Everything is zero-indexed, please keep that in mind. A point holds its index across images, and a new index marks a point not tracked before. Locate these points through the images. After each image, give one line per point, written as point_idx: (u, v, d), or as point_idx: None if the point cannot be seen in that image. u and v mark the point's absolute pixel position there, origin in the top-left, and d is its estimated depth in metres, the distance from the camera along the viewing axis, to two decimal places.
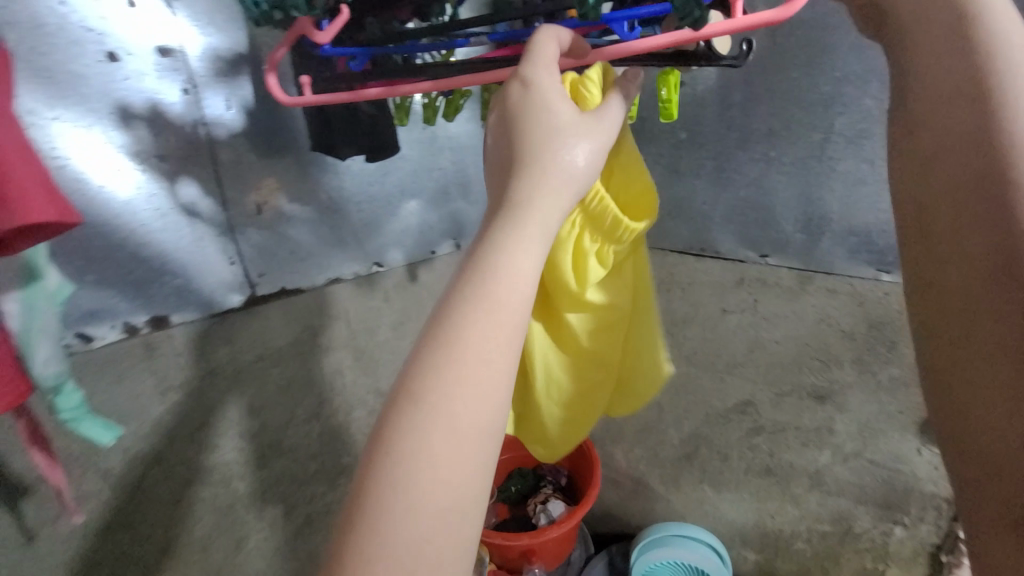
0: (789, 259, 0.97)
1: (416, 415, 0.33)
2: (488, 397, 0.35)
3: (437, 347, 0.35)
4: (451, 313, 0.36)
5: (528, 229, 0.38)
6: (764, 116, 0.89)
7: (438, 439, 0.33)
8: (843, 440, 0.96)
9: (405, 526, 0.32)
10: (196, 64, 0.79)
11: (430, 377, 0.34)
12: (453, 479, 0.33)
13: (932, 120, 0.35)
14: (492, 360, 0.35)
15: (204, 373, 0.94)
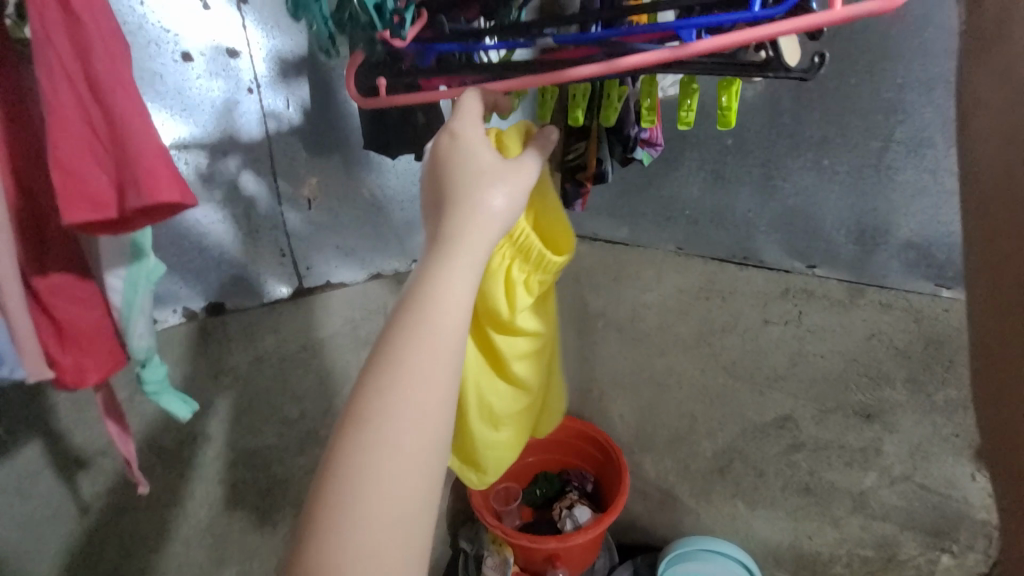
0: (839, 270, 0.93)
1: (355, 449, 0.36)
2: (422, 426, 0.37)
3: (370, 385, 0.37)
4: (383, 350, 0.38)
5: (456, 265, 0.40)
6: (818, 123, 0.87)
7: (378, 460, 0.36)
8: (891, 462, 0.92)
9: (355, 537, 0.34)
10: (262, 67, 0.84)
11: (365, 415, 0.37)
12: (395, 504, 0.35)
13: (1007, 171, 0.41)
14: (424, 391, 0.37)
15: (252, 360, 0.97)
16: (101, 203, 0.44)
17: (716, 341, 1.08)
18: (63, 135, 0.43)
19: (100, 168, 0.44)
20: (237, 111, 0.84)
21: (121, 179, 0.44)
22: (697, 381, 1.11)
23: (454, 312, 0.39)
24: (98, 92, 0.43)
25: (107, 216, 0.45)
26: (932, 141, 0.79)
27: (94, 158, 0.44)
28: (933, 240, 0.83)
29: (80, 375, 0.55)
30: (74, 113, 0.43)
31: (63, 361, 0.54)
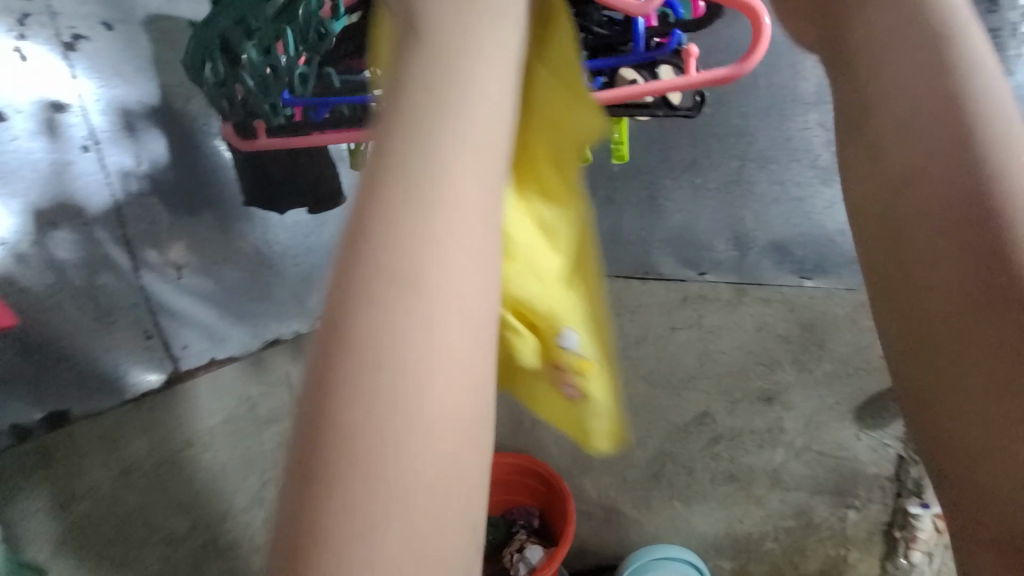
0: (725, 274, 1.08)
1: (353, 411, 0.20)
2: (472, 325, 0.21)
3: (369, 273, 0.21)
4: (378, 209, 0.22)
5: (476, 68, 0.25)
6: (686, 147, 0.98)
7: (419, 328, 0.20)
8: (793, 436, 1.04)
9: (402, 464, 0.19)
10: (98, 119, 0.71)
11: (367, 324, 0.20)
12: (460, 406, 0.21)
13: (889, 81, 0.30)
14: (464, 272, 0.22)
15: (119, 474, 0.80)
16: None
17: (633, 353, 1.13)
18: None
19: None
20: (71, 175, 0.70)
21: None
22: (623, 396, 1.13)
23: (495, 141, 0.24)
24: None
25: None
26: (775, 157, 0.94)
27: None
28: (790, 238, 1.00)
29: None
30: None
31: None
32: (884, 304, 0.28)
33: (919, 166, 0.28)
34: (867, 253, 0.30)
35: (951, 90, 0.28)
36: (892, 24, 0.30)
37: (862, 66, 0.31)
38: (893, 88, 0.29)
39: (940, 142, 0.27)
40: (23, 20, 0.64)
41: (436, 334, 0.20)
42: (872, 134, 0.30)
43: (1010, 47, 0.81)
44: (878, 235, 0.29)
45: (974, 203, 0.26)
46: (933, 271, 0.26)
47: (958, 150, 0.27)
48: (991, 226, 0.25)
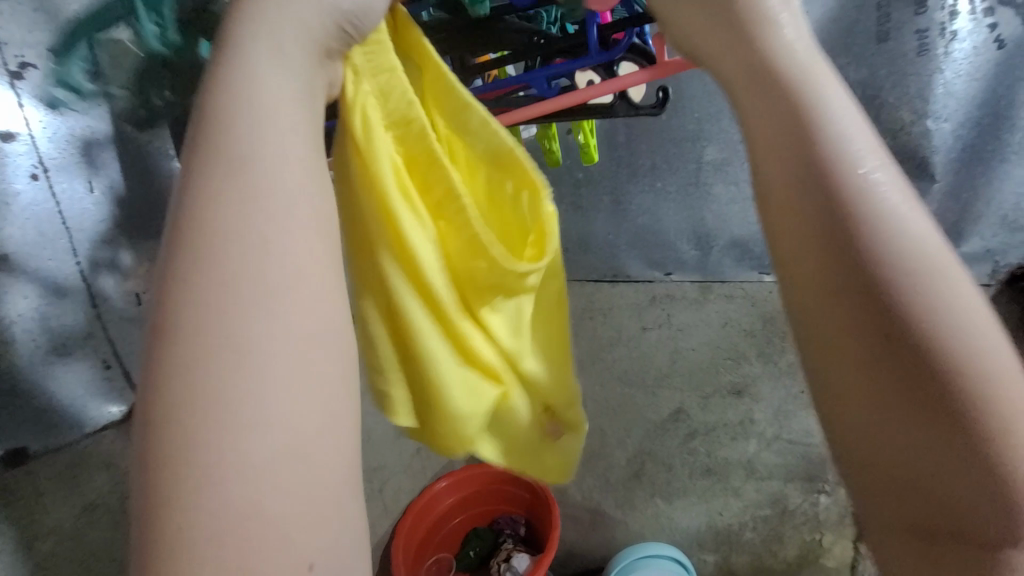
0: (690, 273, 1.14)
1: (172, 453, 0.24)
2: (292, 361, 0.26)
3: (185, 337, 0.25)
4: (191, 277, 0.26)
5: (272, 141, 0.30)
6: (646, 153, 1.02)
7: (234, 374, 0.25)
8: (763, 427, 1.08)
9: (221, 485, 0.23)
10: (44, 146, 0.69)
11: (186, 380, 0.25)
12: (278, 431, 0.25)
13: (762, 124, 0.33)
14: (275, 323, 0.27)
15: (82, 510, 0.79)
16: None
17: (608, 355, 1.15)
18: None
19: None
20: (21, 207, 0.68)
21: None
22: (599, 396, 1.15)
23: (298, 199, 0.30)
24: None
25: None
26: (730, 159, 0.99)
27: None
28: (749, 238, 1.09)
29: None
30: None
31: None
32: (808, 345, 0.31)
33: (811, 209, 0.30)
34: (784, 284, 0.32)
35: (817, 139, 0.31)
36: (759, 72, 0.33)
37: (746, 99, 0.34)
38: (775, 126, 0.32)
39: (825, 185, 0.30)
40: None
41: (253, 379, 0.25)
42: (770, 166, 0.32)
43: (936, 47, 0.86)
44: (789, 270, 0.31)
45: (847, 237, 0.29)
46: (850, 299, 0.29)
47: (828, 189, 0.30)
48: (869, 257, 0.29)
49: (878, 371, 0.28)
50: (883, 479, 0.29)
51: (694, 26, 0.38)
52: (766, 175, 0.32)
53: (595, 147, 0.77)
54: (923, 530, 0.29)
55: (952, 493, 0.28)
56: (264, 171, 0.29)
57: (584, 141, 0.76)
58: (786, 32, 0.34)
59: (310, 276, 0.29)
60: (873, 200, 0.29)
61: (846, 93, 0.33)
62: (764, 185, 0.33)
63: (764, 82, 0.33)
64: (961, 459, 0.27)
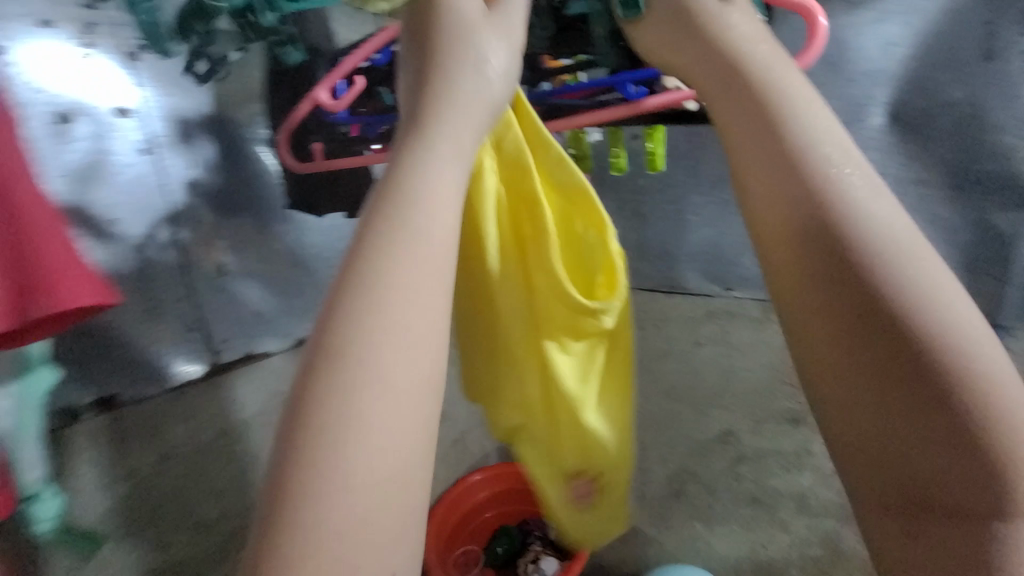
0: (751, 290, 1.08)
1: (314, 464, 0.28)
2: (419, 406, 0.30)
3: (331, 371, 0.29)
4: (341, 326, 0.30)
5: (419, 211, 0.33)
6: (715, 164, 0.99)
7: (367, 402, 0.29)
8: (821, 459, 1.02)
9: (344, 498, 0.28)
10: (157, 125, 0.77)
11: (327, 404, 0.29)
12: (389, 457, 0.29)
13: (757, 178, 0.36)
14: (402, 357, 0.30)
15: (155, 459, 0.81)
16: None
17: (657, 367, 1.12)
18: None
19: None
20: (129, 174, 0.75)
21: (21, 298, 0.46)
22: (643, 408, 1.12)
23: (434, 267, 0.33)
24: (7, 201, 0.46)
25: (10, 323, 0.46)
26: None
27: (20, 281, 0.46)
28: None
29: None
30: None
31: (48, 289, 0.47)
32: (817, 391, 0.32)
33: (801, 217, 0.34)
34: (795, 332, 0.34)
35: (819, 190, 0.34)
36: (755, 121, 0.37)
37: (740, 159, 0.38)
38: (751, 150, 0.37)
39: (827, 235, 0.32)
40: (91, 29, 0.70)
41: (375, 405, 0.29)
42: (755, 182, 0.36)
43: None
44: (782, 287, 0.34)
45: (858, 282, 0.31)
46: (871, 351, 0.30)
47: (840, 241, 0.32)
48: (876, 292, 0.30)
49: (874, 372, 0.30)
50: (905, 523, 0.29)
51: (700, 78, 0.43)
52: (760, 218, 0.36)
53: (661, 156, 0.75)
54: (909, 504, 0.29)
55: (938, 467, 0.28)
56: (408, 215, 0.33)
57: (653, 147, 0.73)
58: (785, 82, 0.38)
59: (428, 311, 0.32)
60: (839, 197, 0.33)
61: (819, 106, 0.37)
62: (750, 201, 0.37)
63: (764, 138, 0.37)
64: (984, 507, 0.27)
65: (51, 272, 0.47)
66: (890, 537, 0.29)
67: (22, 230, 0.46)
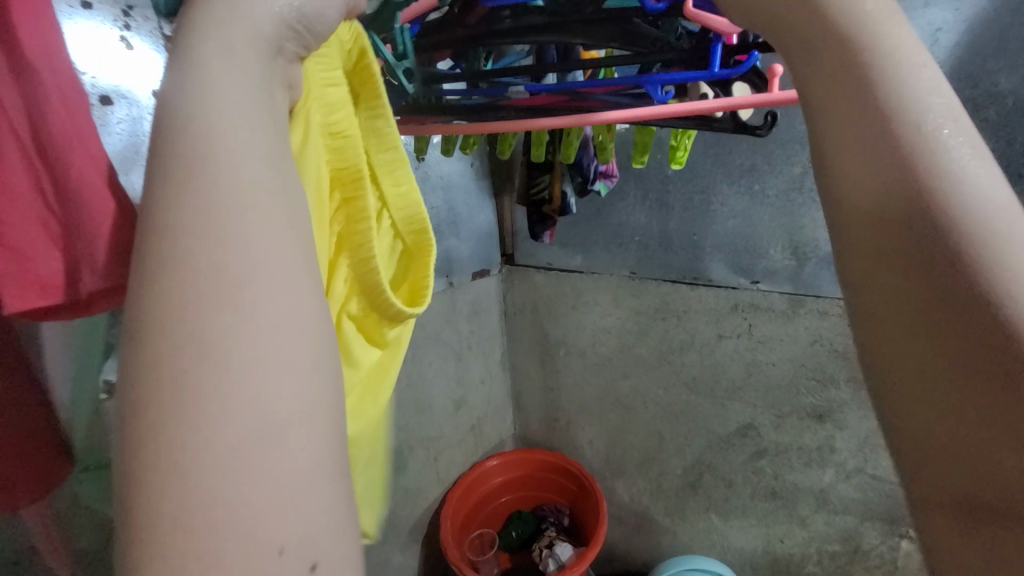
0: (779, 283, 1.00)
1: (154, 506, 0.21)
2: (276, 396, 0.23)
3: (146, 391, 0.22)
4: (164, 283, 0.24)
5: (236, 134, 0.28)
6: (745, 153, 0.95)
7: (214, 407, 0.22)
8: (844, 457, 1.01)
9: (204, 533, 0.20)
10: None
11: (160, 367, 0.22)
12: (264, 462, 0.22)
13: (848, 168, 0.32)
14: (253, 343, 0.23)
15: None
16: (47, 286, 0.33)
17: (676, 358, 1.14)
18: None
19: (53, 243, 0.33)
20: None
21: (75, 255, 0.33)
22: (662, 399, 1.17)
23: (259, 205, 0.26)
24: (46, 124, 0.32)
25: (57, 303, 0.33)
26: None
27: (78, 246, 0.33)
28: None
29: (11, 495, 0.45)
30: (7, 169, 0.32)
31: (97, 266, 0.34)
32: (887, 411, 0.31)
33: (882, 196, 0.31)
34: (867, 343, 0.31)
35: (919, 179, 0.30)
36: (856, 101, 0.32)
37: (830, 149, 0.33)
38: (835, 109, 0.33)
39: (927, 235, 0.29)
40: (129, 12, 0.69)
41: (230, 405, 0.22)
42: (833, 147, 0.33)
43: None
44: (852, 268, 0.32)
45: (956, 287, 0.28)
46: (949, 368, 0.28)
47: (942, 245, 0.29)
48: (967, 298, 0.28)
49: (952, 374, 0.28)
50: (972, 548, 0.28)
51: (788, 48, 0.36)
52: (847, 207, 0.32)
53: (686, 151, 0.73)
54: (963, 501, 0.28)
55: (1014, 465, 0.26)
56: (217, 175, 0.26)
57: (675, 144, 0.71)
58: (895, 47, 0.32)
59: (274, 282, 0.25)
60: (942, 166, 0.30)
61: (920, 56, 0.33)
62: (838, 190, 0.32)
63: (864, 120, 0.32)
64: None
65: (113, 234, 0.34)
66: (943, 542, 0.29)
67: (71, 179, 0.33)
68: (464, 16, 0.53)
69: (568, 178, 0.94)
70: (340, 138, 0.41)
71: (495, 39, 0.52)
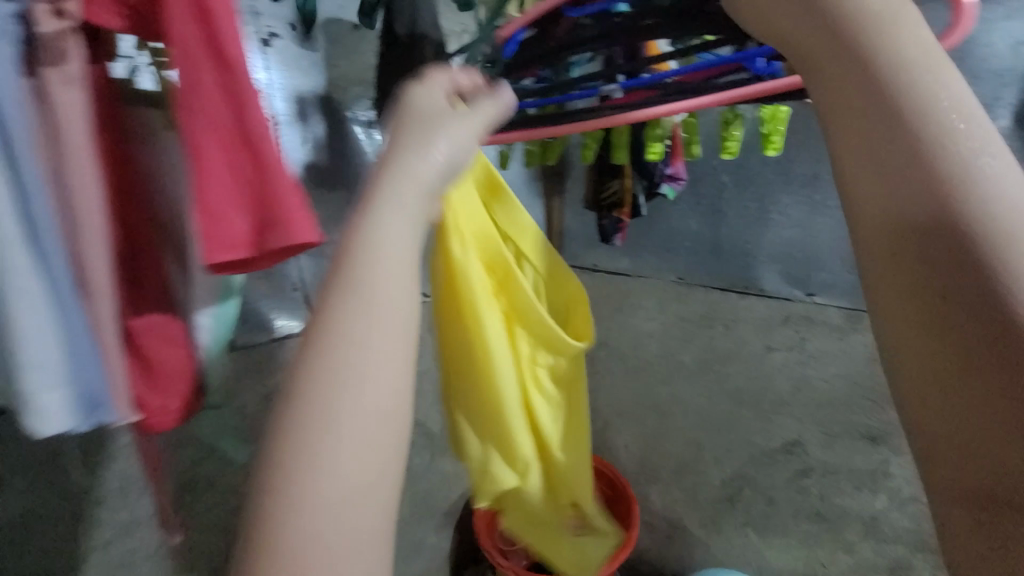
0: (835, 296, 1.02)
1: (254, 572, 0.27)
2: (357, 511, 0.28)
3: (275, 467, 0.28)
4: (302, 387, 0.29)
5: (377, 277, 0.31)
6: (808, 161, 0.93)
7: (310, 513, 0.27)
8: (900, 483, 0.99)
9: None
10: (280, 104, 0.85)
11: (287, 464, 0.28)
12: (337, 563, 0.27)
13: (867, 189, 0.30)
14: (349, 467, 0.28)
15: (260, 398, 0.90)
16: (237, 243, 0.44)
17: (721, 368, 1.12)
18: (208, 170, 0.43)
19: (243, 212, 0.44)
20: None
21: (261, 221, 0.45)
22: (704, 408, 1.15)
23: (383, 345, 0.30)
24: (244, 122, 0.43)
25: (242, 255, 0.45)
26: None
27: (261, 215, 0.45)
28: None
29: (165, 417, 0.54)
30: (219, 154, 0.43)
31: (271, 235, 0.45)
32: (911, 420, 0.30)
33: (902, 202, 0.29)
34: (893, 364, 0.30)
35: (949, 198, 0.28)
36: (873, 113, 0.30)
37: (849, 168, 0.31)
38: (852, 115, 0.31)
39: (958, 256, 0.28)
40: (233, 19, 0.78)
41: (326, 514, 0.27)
42: (858, 173, 0.31)
43: None
44: (879, 296, 0.30)
45: (997, 307, 0.27)
46: (976, 390, 0.27)
47: (974, 266, 0.27)
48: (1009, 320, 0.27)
49: (977, 372, 0.27)
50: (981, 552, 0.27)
51: (802, 42, 0.34)
52: (867, 232, 0.31)
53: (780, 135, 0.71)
54: (981, 498, 0.27)
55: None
56: (361, 313, 0.30)
57: (767, 129, 0.70)
58: (908, 47, 0.30)
59: (379, 421, 0.29)
60: (965, 167, 0.28)
61: (934, 53, 0.30)
62: (859, 210, 0.31)
63: (881, 134, 0.30)
64: None
65: (284, 208, 0.45)
66: (966, 544, 0.28)
67: (262, 166, 0.44)
68: (550, 29, 0.56)
69: (636, 181, 0.98)
70: (499, 246, 0.64)
71: (580, 47, 0.54)
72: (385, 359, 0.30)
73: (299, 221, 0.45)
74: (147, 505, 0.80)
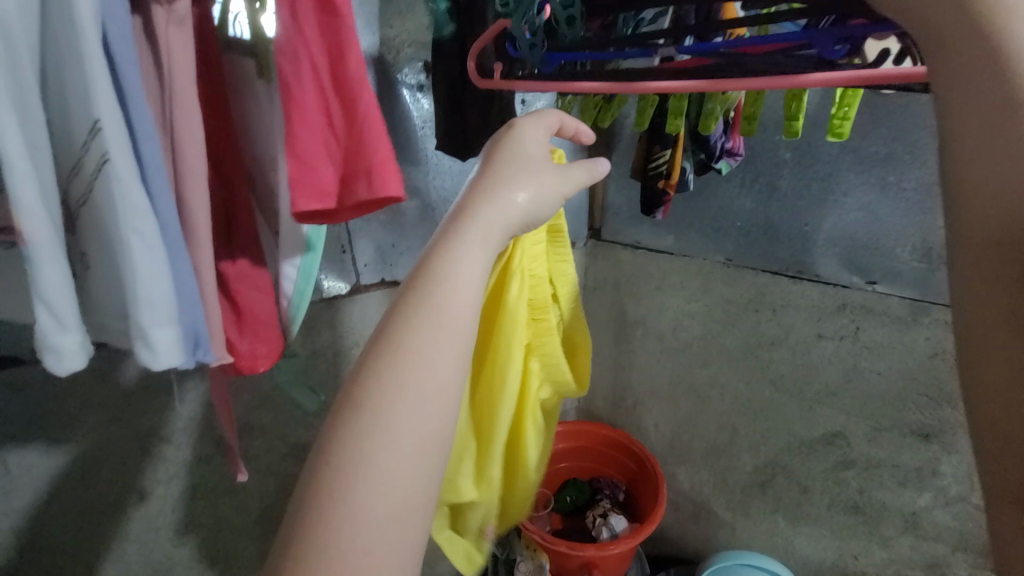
0: (901, 286, 0.92)
1: (323, 497, 0.32)
2: (409, 466, 0.34)
3: (354, 413, 0.34)
4: (385, 360, 0.35)
5: (457, 289, 0.38)
6: (883, 139, 0.86)
7: (375, 459, 0.33)
8: (948, 482, 0.94)
9: (338, 534, 0.31)
10: None
11: (363, 417, 0.34)
12: (390, 503, 0.33)
13: (980, 173, 0.28)
14: (410, 432, 0.34)
15: (309, 354, 0.94)
16: (325, 193, 0.46)
17: (764, 354, 1.09)
18: (300, 117, 0.44)
19: (331, 160, 0.46)
20: None
21: (352, 170, 0.46)
22: (743, 394, 1.13)
23: (453, 341, 0.37)
24: (340, 71, 0.44)
25: (328, 206, 0.46)
26: None
27: (354, 165, 0.46)
28: None
29: (252, 361, 0.57)
30: (315, 105, 0.45)
31: (362, 185, 0.45)
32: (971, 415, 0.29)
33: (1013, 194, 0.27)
34: (964, 360, 0.29)
35: None
36: (993, 101, 0.28)
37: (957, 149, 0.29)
38: (973, 112, 0.28)
39: None
40: None
41: (389, 463, 0.33)
42: (968, 160, 0.28)
43: None
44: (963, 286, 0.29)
45: None
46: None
47: None
48: None
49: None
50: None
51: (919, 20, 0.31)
52: (967, 215, 0.28)
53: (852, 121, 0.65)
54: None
55: None
56: (444, 314, 0.37)
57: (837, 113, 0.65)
58: None
59: (439, 406, 0.35)
60: None
61: None
62: (961, 187, 0.29)
63: (999, 119, 0.28)
64: None
65: (376, 158, 0.45)
66: (1014, 537, 0.27)
67: (355, 116, 0.45)
68: None
69: (688, 154, 0.93)
70: (536, 287, 0.63)
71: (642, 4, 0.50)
72: (456, 355, 0.37)
73: (391, 172, 0.45)
74: (208, 445, 0.85)
